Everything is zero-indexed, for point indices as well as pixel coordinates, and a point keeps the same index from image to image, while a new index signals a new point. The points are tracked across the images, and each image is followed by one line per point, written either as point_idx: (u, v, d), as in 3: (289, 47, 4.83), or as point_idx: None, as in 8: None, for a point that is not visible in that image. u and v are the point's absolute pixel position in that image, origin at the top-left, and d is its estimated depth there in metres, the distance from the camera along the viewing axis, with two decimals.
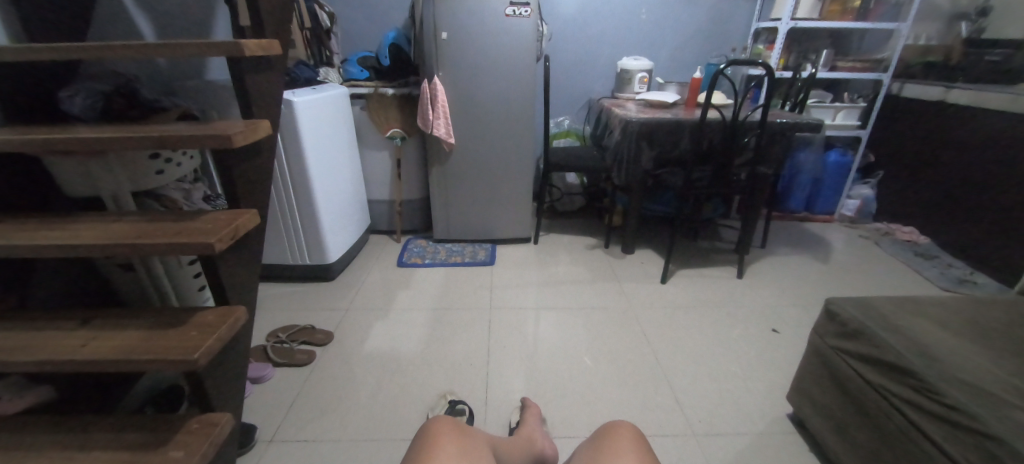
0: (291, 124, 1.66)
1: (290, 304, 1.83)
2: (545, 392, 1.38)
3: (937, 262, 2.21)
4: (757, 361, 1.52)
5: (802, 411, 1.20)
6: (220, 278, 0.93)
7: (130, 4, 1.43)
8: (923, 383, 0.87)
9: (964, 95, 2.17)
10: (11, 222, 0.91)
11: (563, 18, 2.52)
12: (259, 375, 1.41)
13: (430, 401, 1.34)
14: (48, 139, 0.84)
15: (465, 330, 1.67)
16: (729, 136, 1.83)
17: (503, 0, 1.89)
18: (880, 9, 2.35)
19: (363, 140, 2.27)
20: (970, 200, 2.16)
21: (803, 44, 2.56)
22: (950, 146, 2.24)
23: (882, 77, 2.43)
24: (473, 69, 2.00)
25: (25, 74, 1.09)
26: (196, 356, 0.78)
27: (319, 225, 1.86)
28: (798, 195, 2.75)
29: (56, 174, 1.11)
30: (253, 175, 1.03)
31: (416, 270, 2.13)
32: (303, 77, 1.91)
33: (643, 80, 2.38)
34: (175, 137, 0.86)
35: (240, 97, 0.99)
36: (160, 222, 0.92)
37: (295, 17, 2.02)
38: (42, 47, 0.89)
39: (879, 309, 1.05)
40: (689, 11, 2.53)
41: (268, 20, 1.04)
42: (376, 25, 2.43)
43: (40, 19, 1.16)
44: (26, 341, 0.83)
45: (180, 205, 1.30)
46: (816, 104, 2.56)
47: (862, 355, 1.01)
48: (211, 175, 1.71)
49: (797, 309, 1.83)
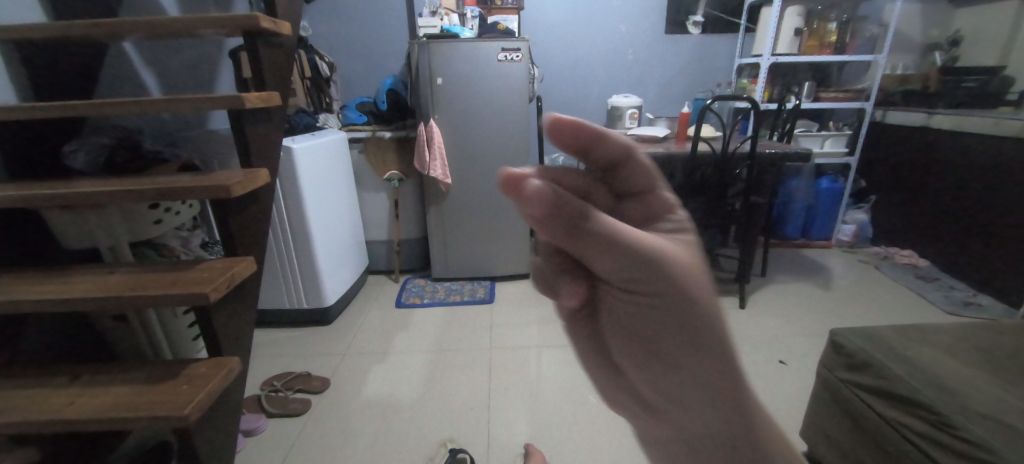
0: (290, 170, 1.69)
1: (286, 350, 1.80)
2: (549, 435, 1.34)
3: (939, 286, 2.19)
4: (766, 394, 1.49)
5: (816, 447, 1.16)
6: (214, 328, 0.91)
7: (137, 62, 1.49)
8: (939, 417, 0.84)
9: (945, 120, 2.22)
10: (10, 278, 0.91)
11: (554, 60, 2.62)
12: (252, 427, 1.36)
13: (429, 450, 1.29)
14: (50, 194, 0.85)
15: (464, 373, 1.63)
16: (722, 168, 1.87)
17: (495, 47, 1.97)
18: (856, 43, 2.45)
19: (362, 182, 2.30)
20: (963, 221, 2.18)
21: (786, 77, 2.66)
22: (939, 171, 2.28)
23: (865, 106, 2.51)
24: (468, 111, 2.06)
25: (30, 131, 1.12)
26: (187, 412, 0.76)
27: (318, 269, 1.86)
28: (794, 221, 2.77)
29: (56, 228, 1.12)
30: (251, 224, 1.03)
31: (414, 310, 2.11)
32: (302, 124, 1.96)
33: (633, 116, 2.45)
34: (176, 189, 0.87)
35: (240, 148, 1.01)
36: (157, 272, 0.92)
37: (296, 68, 2.11)
38: (50, 106, 0.92)
39: (884, 338, 1.04)
40: (674, 50, 2.64)
41: (269, 74, 1.08)
42: (373, 72, 2.52)
43: (49, 79, 1.19)
44: (14, 399, 0.81)
45: (178, 253, 1.30)
46: (803, 133, 2.62)
47: (872, 388, 0.98)
48: (211, 222, 1.72)
49: (803, 339, 1.80)
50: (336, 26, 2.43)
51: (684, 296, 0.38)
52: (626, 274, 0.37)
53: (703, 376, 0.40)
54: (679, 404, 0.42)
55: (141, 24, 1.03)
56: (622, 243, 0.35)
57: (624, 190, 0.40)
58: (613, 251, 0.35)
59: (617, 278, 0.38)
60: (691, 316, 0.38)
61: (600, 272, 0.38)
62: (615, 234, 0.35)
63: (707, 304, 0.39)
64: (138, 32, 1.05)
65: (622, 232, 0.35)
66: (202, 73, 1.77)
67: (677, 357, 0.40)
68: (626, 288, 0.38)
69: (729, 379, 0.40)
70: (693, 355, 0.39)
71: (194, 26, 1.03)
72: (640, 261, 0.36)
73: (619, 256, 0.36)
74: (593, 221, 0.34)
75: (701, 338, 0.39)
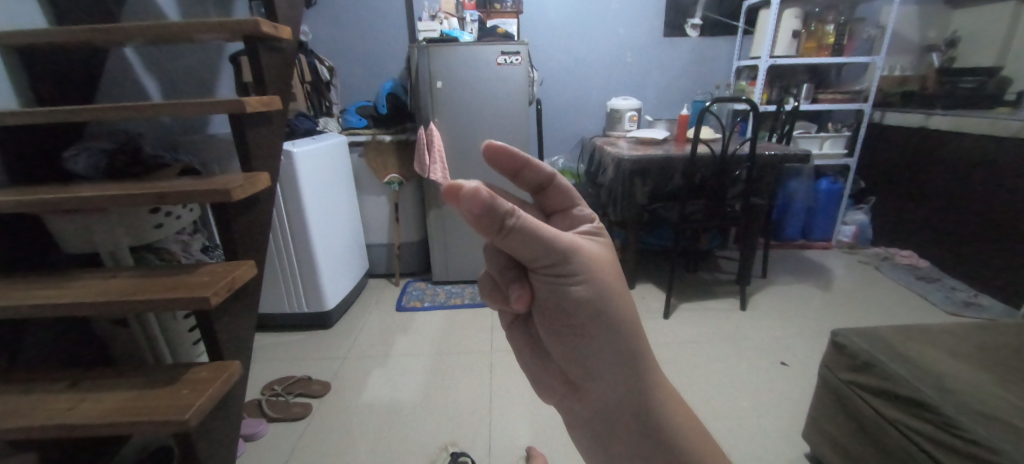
0: (290, 174, 1.69)
1: (286, 354, 1.79)
2: (551, 438, 1.33)
3: (940, 286, 2.19)
4: (768, 396, 1.48)
5: (819, 449, 1.16)
6: (215, 333, 0.91)
7: (138, 67, 1.50)
8: (942, 418, 0.84)
9: (943, 121, 2.24)
10: (11, 283, 0.91)
11: (553, 63, 2.63)
12: (252, 432, 1.35)
13: (430, 453, 1.29)
14: (51, 198, 0.86)
15: (466, 377, 1.63)
16: (721, 169, 1.87)
17: (494, 50, 1.98)
18: (854, 45, 2.47)
19: (362, 185, 2.31)
20: (962, 222, 2.18)
21: (784, 79, 2.67)
22: (938, 171, 2.28)
23: (864, 107, 2.51)
24: (468, 114, 2.07)
25: (32, 137, 1.12)
26: (188, 416, 0.76)
27: (318, 273, 1.86)
28: (794, 222, 2.78)
29: (57, 233, 1.12)
30: (251, 228, 1.03)
31: (415, 313, 2.10)
32: (302, 128, 1.97)
33: (633, 118, 2.46)
34: (177, 193, 0.87)
35: (241, 152, 1.01)
36: (158, 276, 0.92)
37: (296, 72, 2.12)
38: (52, 111, 0.93)
39: (886, 338, 1.04)
40: (673, 53, 2.65)
41: (270, 78, 1.08)
42: (373, 76, 2.52)
43: (51, 84, 1.20)
44: (15, 404, 0.81)
45: (179, 257, 1.30)
46: (802, 135, 2.62)
47: (875, 389, 0.98)
48: (211, 226, 1.72)
49: (804, 340, 1.80)
50: (336, 30, 2.44)
51: (596, 279, 0.50)
52: (547, 260, 0.48)
53: (608, 344, 0.52)
54: (592, 373, 0.53)
55: (143, 29, 1.03)
56: (541, 237, 0.45)
57: (549, 203, 0.58)
58: (536, 243, 0.45)
59: (544, 262, 0.48)
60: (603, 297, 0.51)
61: (527, 261, 0.48)
62: (539, 226, 0.45)
63: (611, 287, 0.51)
64: (141, 37, 1.05)
65: (542, 227, 0.45)
66: (203, 78, 1.78)
67: (589, 328, 0.51)
68: (550, 272, 0.49)
69: (630, 350, 0.53)
70: (601, 328, 0.51)
71: (196, 31, 1.04)
72: (557, 249, 0.47)
73: (542, 247, 0.46)
74: (519, 217, 0.44)
75: (605, 316, 0.51)
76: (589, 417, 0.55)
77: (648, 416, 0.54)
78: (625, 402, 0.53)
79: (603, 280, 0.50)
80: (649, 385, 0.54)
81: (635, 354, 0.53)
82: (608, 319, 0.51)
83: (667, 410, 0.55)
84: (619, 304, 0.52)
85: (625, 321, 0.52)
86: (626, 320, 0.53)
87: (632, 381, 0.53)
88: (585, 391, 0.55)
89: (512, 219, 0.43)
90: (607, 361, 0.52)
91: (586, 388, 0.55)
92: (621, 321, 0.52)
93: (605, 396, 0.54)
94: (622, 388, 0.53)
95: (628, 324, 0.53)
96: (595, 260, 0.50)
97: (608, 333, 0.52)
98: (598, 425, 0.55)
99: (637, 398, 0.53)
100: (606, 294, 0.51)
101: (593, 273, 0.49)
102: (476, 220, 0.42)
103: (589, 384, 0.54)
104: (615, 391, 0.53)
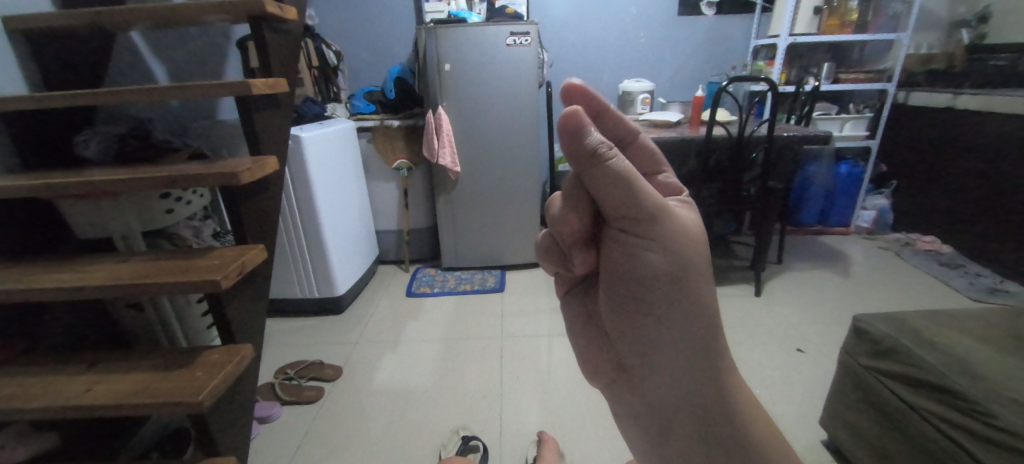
0: (300, 158, 1.68)
1: (299, 339, 1.81)
2: (561, 423, 1.33)
3: (964, 272, 2.12)
4: (782, 383, 1.46)
5: (838, 437, 1.13)
6: (227, 316, 0.91)
7: (145, 51, 1.49)
8: (970, 404, 0.81)
9: (973, 100, 2.12)
10: (31, 266, 0.92)
11: (565, 44, 2.57)
12: (267, 414, 1.37)
13: (440, 437, 1.29)
14: (59, 183, 0.85)
15: (475, 361, 1.63)
16: (737, 152, 1.81)
17: (504, 31, 1.93)
18: (879, 21, 2.36)
19: (372, 171, 2.30)
20: (987, 206, 2.11)
21: (803, 60, 2.59)
22: (965, 152, 2.20)
23: (888, 86, 2.42)
24: (477, 97, 2.03)
25: (42, 122, 1.11)
26: (201, 398, 0.76)
27: (329, 258, 1.86)
28: (810, 208, 2.71)
29: (69, 217, 1.12)
30: (259, 212, 1.02)
31: (424, 300, 2.10)
32: (309, 113, 1.97)
33: (646, 101, 2.36)
34: (184, 176, 0.86)
35: (249, 136, 0.99)
36: (169, 260, 0.91)
37: (304, 57, 2.11)
38: (57, 94, 0.92)
39: (909, 323, 1.01)
40: (688, 32, 2.57)
41: (276, 60, 1.06)
42: (381, 59, 2.49)
43: (61, 69, 1.19)
44: (35, 385, 0.82)
45: (191, 243, 1.31)
46: (822, 116, 2.54)
47: (900, 375, 0.95)
48: (221, 213, 1.73)
49: (820, 327, 1.76)
50: (342, 14, 2.41)
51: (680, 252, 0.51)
52: (629, 213, 0.48)
53: (679, 331, 0.52)
54: (654, 363, 0.54)
55: (145, 11, 1.02)
56: (628, 179, 0.47)
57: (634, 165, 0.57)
58: (621, 185, 0.47)
59: (623, 215, 0.49)
60: (685, 275, 0.51)
61: (606, 209, 0.49)
62: (624, 167, 0.47)
63: (691, 262, 0.51)
64: (145, 20, 1.04)
65: (630, 171, 0.47)
66: (210, 63, 1.77)
67: (662, 309, 0.52)
68: (629, 228, 0.50)
69: (704, 339, 0.53)
70: (675, 309, 0.52)
71: (200, 12, 1.01)
72: (641, 202, 0.48)
73: (627, 191, 0.47)
74: (609, 152, 0.47)
75: (683, 297, 0.52)
76: (642, 402, 0.56)
77: (714, 411, 0.53)
78: (686, 396, 0.53)
79: (683, 250, 0.51)
80: (719, 378, 0.54)
81: (711, 344, 0.53)
82: (686, 301, 0.52)
83: (738, 405, 0.55)
84: (699, 285, 0.52)
85: (703, 308, 0.53)
86: (702, 304, 0.53)
87: (699, 369, 0.53)
88: (641, 378, 0.55)
89: (606, 152, 0.46)
90: (675, 347, 0.53)
91: (642, 376, 0.55)
92: (699, 306, 0.52)
93: (660, 388, 0.54)
94: (685, 378, 0.53)
95: (707, 310, 0.53)
96: (680, 229, 0.50)
97: (683, 317, 0.52)
98: (652, 412, 0.56)
99: (702, 386, 0.53)
100: (684, 270, 0.51)
101: (667, 241, 0.50)
102: (570, 143, 0.46)
103: (646, 373, 0.55)
104: (675, 382, 0.53)
